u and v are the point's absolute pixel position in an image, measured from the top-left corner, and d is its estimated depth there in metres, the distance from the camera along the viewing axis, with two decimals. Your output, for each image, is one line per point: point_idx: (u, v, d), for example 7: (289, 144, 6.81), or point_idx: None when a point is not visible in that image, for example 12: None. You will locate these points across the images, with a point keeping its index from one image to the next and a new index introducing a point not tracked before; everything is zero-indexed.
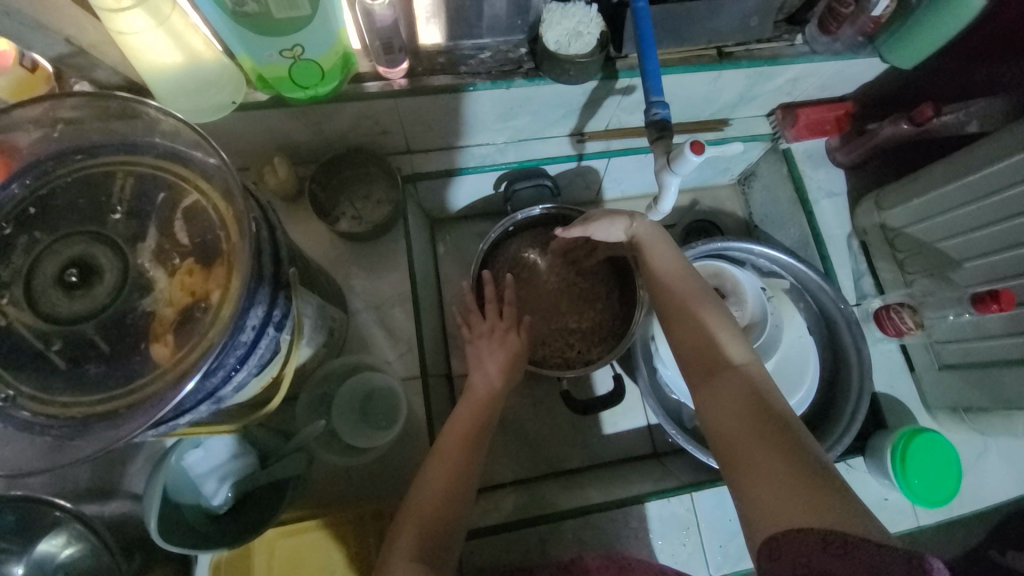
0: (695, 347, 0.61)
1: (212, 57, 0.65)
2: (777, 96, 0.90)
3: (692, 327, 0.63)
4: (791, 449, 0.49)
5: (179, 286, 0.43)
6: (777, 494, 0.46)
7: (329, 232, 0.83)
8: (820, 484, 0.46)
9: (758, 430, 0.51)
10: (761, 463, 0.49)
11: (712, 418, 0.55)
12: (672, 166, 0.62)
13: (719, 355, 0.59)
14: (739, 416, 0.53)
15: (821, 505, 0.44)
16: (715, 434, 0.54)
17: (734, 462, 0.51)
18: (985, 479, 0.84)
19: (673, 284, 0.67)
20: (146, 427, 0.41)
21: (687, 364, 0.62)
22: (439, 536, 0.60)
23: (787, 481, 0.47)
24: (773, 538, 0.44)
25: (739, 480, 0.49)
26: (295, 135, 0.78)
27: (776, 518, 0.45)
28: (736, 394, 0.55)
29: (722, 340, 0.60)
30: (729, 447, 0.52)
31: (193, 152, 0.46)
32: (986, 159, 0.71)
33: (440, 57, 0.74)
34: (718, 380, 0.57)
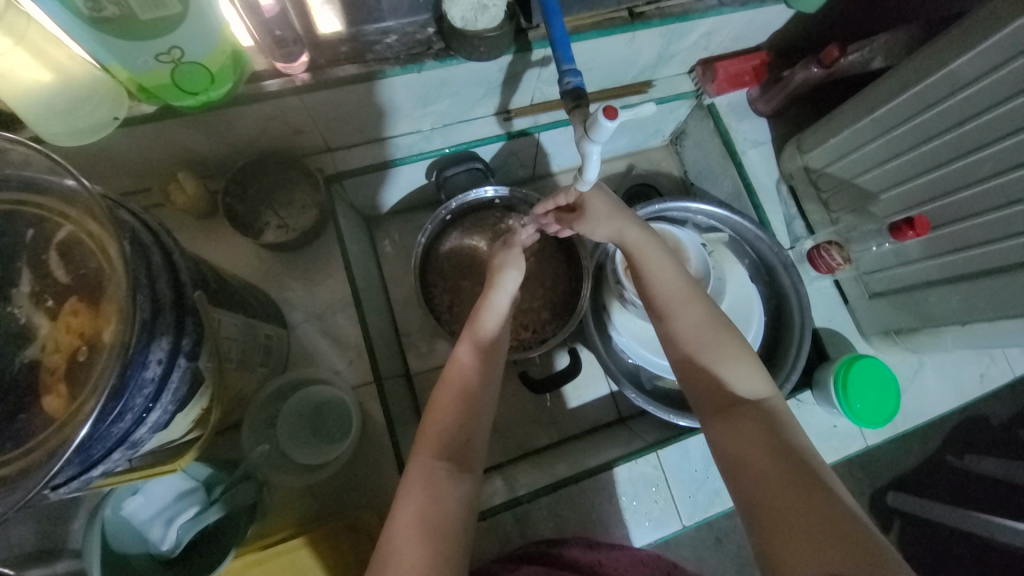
0: (709, 380, 0.61)
1: (82, 70, 0.58)
2: (694, 52, 0.91)
3: (702, 356, 0.62)
4: (821, 495, 0.48)
5: (66, 328, 0.39)
6: (809, 538, 0.46)
7: (255, 246, 0.79)
8: (854, 531, 0.45)
9: (785, 471, 0.51)
10: (788, 502, 0.49)
11: (732, 453, 0.55)
12: (590, 134, 0.58)
13: (735, 390, 0.59)
14: (765, 459, 0.53)
15: (855, 549, 0.44)
16: (735, 469, 0.54)
17: (756, 497, 0.51)
18: (922, 393, 0.90)
19: (684, 311, 0.65)
20: (48, 485, 0.37)
21: (704, 402, 0.61)
22: (444, 518, 0.53)
23: (815, 521, 0.46)
24: None
25: (761, 516, 0.49)
26: (199, 147, 0.72)
27: (813, 563, 0.44)
28: (758, 431, 0.55)
29: (740, 374, 0.60)
30: (752, 482, 0.52)
31: (46, 176, 0.40)
32: (891, 93, 0.74)
33: (343, 45, 0.69)
34: (738, 417, 0.57)
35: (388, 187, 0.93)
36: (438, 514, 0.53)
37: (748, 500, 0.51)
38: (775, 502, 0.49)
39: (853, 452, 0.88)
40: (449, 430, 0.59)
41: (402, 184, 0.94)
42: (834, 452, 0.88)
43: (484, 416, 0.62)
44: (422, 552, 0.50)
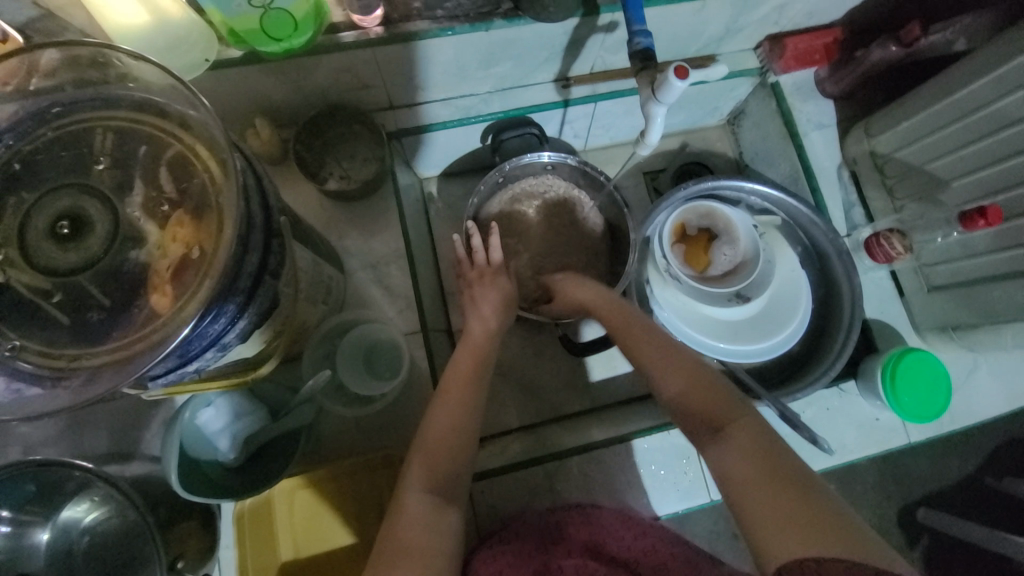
0: (686, 383, 0.61)
1: (178, 11, 0.62)
2: (764, 25, 0.88)
3: (678, 361, 0.63)
4: (801, 481, 0.50)
5: (172, 237, 0.43)
6: (801, 520, 0.46)
7: (318, 193, 0.83)
8: (838, 514, 0.47)
9: (766, 460, 0.52)
10: (782, 502, 0.48)
11: (729, 472, 0.53)
12: (657, 95, 0.60)
13: (711, 394, 0.59)
14: (746, 450, 0.53)
15: (843, 530, 0.45)
16: (734, 488, 0.51)
17: (759, 513, 0.48)
18: (972, 395, 0.87)
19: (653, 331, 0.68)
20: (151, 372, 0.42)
21: (681, 409, 0.60)
22: (451, 470, 0.63)
23: (819, 522, 0.46)
24: (812, 559, 0.43)
25: (765, 529, 0.47)
26: (274, 94, 0.76)
27: (812, 543, 0.44)
28: (752, 444, 0.54)
29: (716, 378, 0.61)
30: (752, 497, 0.49)
31: (170, 101, 0.45)
32: (976, 73, 0.71)
33: (415, 1, 0.71)
34: (731, 435, 0.55)
35: (422, 157, 0.96)
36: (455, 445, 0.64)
37: (750, 519, 0.49)
38: (778, 513, 0.47)
39: (894, 447, 0.86)
40: (468, 385, 0.68)
41: (439, 151, 0.96)
42: (872, 444, 0.86)
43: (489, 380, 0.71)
44: (426, 508, 0.59)
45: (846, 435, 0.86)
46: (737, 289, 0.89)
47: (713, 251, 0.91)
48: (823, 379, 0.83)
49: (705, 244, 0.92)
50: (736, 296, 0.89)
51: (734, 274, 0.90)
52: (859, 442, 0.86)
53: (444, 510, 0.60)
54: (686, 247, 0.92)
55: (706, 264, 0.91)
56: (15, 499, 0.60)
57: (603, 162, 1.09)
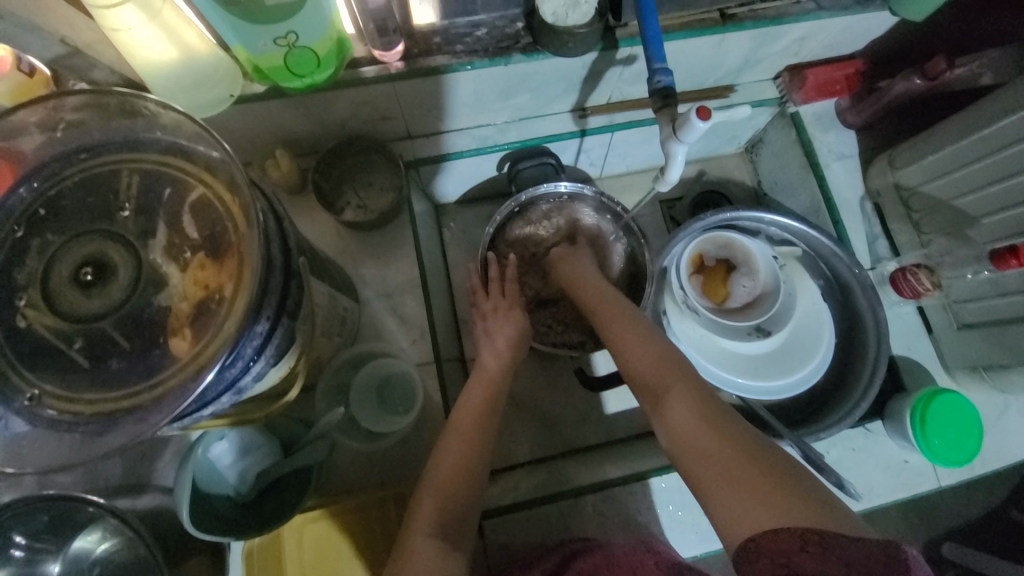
0: (641, 364, 0.63)
1: (207, 50, 0.63)
2: (784, 57, 0.87)
3: (634, 344, 0.66)
4: (744, 447, 0.51)
5: (193, 282, 0.43)
6: (740, 492, 0.47)
7: (335, 222, 0.83)
8: (778, 481, 0.47)
9: (710, 433, 0.53)
10: (725, 477, 0.49)
11: (679, 442, 0.54)
12: (678, 135, 0.60)
13: (663, 369, 0.61)
14: (692, 424, 0.54)
15: (780, 497, 0.46)
16: (683, 463, 0.53)
17: (705, 483, 0.50)
18: (1006, 437, 0.83)
19: (610, 315, 0.72)
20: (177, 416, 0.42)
21: (639, 388, 0.63)
22: (461, 510, 0.61)
23: (756, 485, 0.47)
24: (749, 537, 0.44)
25: (712, 498, 0.49)
26: (295, 126, 0.77)
27: (749, 518, 0.45)
28: (694, 414, 0.55)
29: (672, 352, 0.63)
30: (697, 472, 0.51)
31: (194, 144, 0.45)
32: (1005, 109, 0.69)
33: (435, 36, 0.72)
34: (674, 407, 0.57)
35: (439, 180, 0.96)
36: (465, 480, 0.63)
37: (700, 489, 0.51)
38: (720, 482, 0.49)
39: (923, 491, 0.83)
40: (484, 417, 0.68)
41: (457, 178, 0.97)
42: (901, 489, 0.83)
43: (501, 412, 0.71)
44: (436, 551, 0.57)
45: (873, 479, 0.83)
46: (757, 322, 0.86)
47: (731, 283, 0.89)
48: (848, 420, 0.80)
49: (723, 275, 0.90)
50: (757, 329, 0.87)
51: (753, 307, 0.88)
52: (887, 485, 0.83)
53: (455, 552, 0.58)
54: (704, 279, 0.90)
55: (725, 296, 0.90)
56: (28, 530, 0.60)
57: (618, 191, 1.09)
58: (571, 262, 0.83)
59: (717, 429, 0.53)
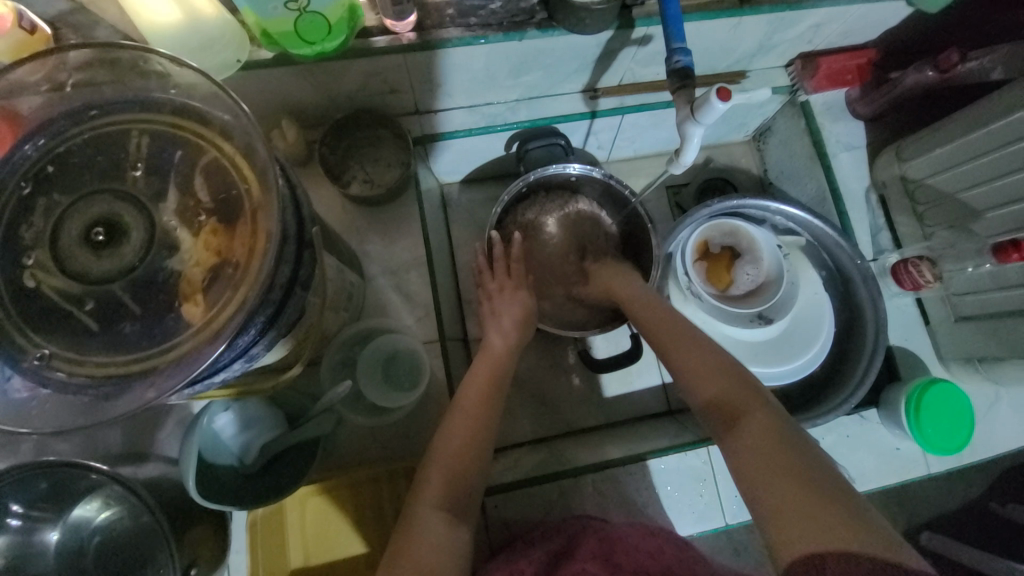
0: (705, 380, 0.64)
1: (213, 12, 0.61)
2: (798, 44, 0.86)
3: (698, 360, 0.66)
4: (813, 470, 0.51)
5: (205, 247, 0.42)
6: (807, 510, 0.47)
7: (340, 197, 0.82)
8: (848, 507, 0.47)
9: (779, 452, 0.53)
10: (792, 494, 0.49)
11: (741, 465, 0.55)
12: (696, 115, 0.60)
13: (730, 391, 0.62)
14: (761, 444, 0.55)
15: (850, 521, 0.46)
16: (744, 477, 0.54)
17: (767, 502, 0.50)
18: (995, 428, 0.85)
19: (668, 327, 0.72)
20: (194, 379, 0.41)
21: (704, 405, 0.63)
22: (465, 486, 0.62)
23: (823, 511, 0.47)
24: (816, 555, 0.44)
25: (770, 519, 0.49)
26: (302, 96, 0.75)
27: (817, 538, 0.45)
28: (762, 434, 0.56)
29: (740, 373, 0.64)
30: (760, 487, 0.51)
31: (209, 107, 0.44)
32: (1018, 103, 0.69)
33: (448, 9, 0.70)
34: (743, 425, 0.58)
35: (438, 159, 0.94)
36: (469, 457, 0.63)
37: (760, 510, 0.51)
38: (784, 501, 0.49)
39: (913, 478, 0.85)
40: (490, 394, 0.69)
41: (455, 156, 0.95)
42: (891, 475, 0.85)
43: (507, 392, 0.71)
44: (441, 524, 0.58)
45: (865, 465, 0.85)
46: (759, 310, 0.87)
47: (735, 270, 0.90)
48: (844, 407, 0.82)
49: (727, 263, 0.91)
50: (758, 317, 0.87)
51: (756, 295, 0.89)
52: (878, 471, 0.85)
53: (460, 526, 0.59)
54: (708, 266, 0.91)
55: (728, 283, 0.90)
56: (27, 497, 0.59)
57: (628, 174, 1.09)
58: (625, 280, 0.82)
59: (787, 451, 0.53)
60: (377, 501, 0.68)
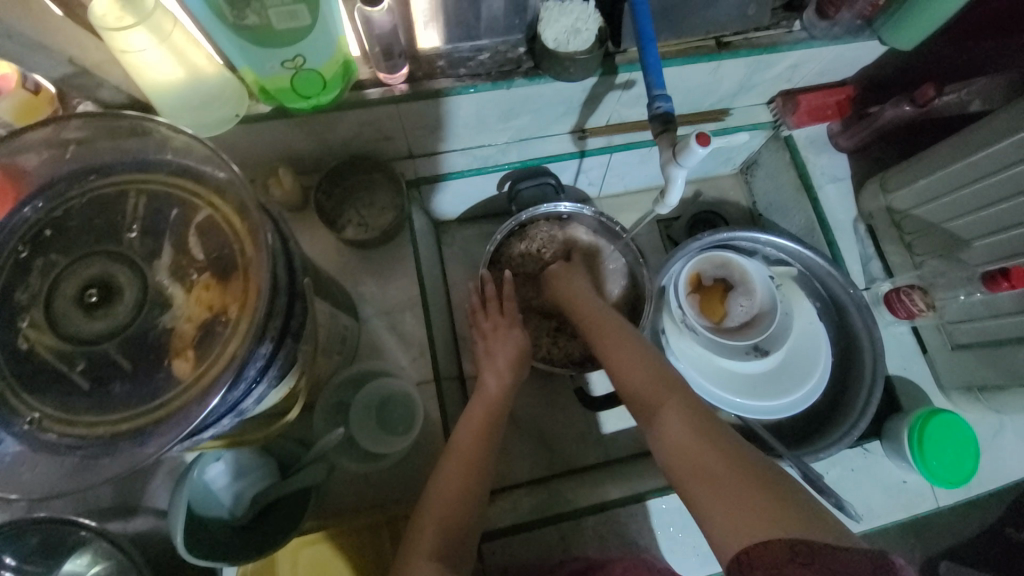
0: (636, 380, 0.65)
1: (214, 71, 0.64)
2: (777, 83, 0.90)
3: (629, 359, 0.68)
4: (734, 455, 0.52)
5: (198, 302, 0.43)
6: (731, 503, 0.48)
7: (336, 240, 0.83)
8: (768, 492, 0.48)
9: (703, 442, 0.54)
10: (717, 487, 0.50)
11: (675, 459, 0.55)
12: (678, 159, 0.61)
13: (658, 386, 0.63)
14: (685, 436, 0.56)
15: (770, 508, 0.47)
16: (676, 471, 0.55)
17: (704, 496, 0.51)
18: (1003, 458, 0.84)
19: (599, 328, 0.75)
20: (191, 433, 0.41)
21: (635, 404, 0.64)
22: (461, 534, 0.60)
23: (752, 501, 0.48)
24: (741, 551, 0.45)
25: (707, 514, 0.50)
26: (299, 145, 0.78)
27: (741, 531, 0.46)
28: (688, 425, 0.57)
29: (668, 369, 0.65)
30: (689, 480, 0.53)
31: (204, 166, 0.46)
32: (993, 136, 0.71)
33: (439, 60, 0.73)
34: (668, 418, 0.59)
35: (437, 199, 0.97)
36: (464, 503, 0.62)
37: (699, 508, 0.51)
38: (717, 494, 0.50)
39: (922, 512, 0.83)
40: (485, 436, 0.68)
41: (453, 196, 0.98)
42: (900, 509, 0.83)
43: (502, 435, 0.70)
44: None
45: (872, 499, 0.83)
46: (755, 342, 0.87)
47: (729, 302, 0.90)
48: (846, 440, 0.81)
49: (721, 295, 0.91)
50: (754, 348, 0.87)
51: (751, 327, 0.89)
52: (886, 506, 0.83)
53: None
54: (702, 298, 0.91)
55: (722, 315, 0.90)
56: (15, 555, 0.58)
57: (616, 211, 1.11)
58: (566, 279, 0.83)
59: (713, 443, 0.54)
60: (372, 550, 0.67)
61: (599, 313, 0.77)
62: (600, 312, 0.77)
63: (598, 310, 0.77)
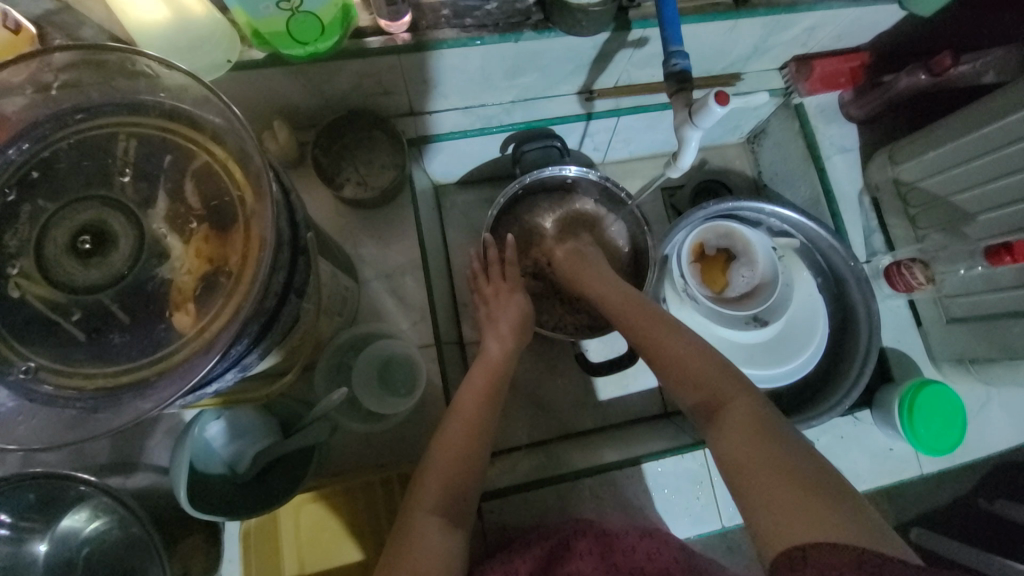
0: (692, 377, 0.63)
1: (202, 11, 0.59)
2: (792, 47, 0.87)
3: (681, 353, 0.66)
4: (799, 456, 0.51)
5: (196, 254, 0.41)
6: (793, 501, 0.47)
7: (334, 199, 0.81)
8: (835, 495, 0.47)
9: (768, 443, 0.53)
10: (777, 483, 0.49)
11: (729, 457, 0.54)
12: (694, 120, 0.60)
13: (719, 386, 0.61)
14: (748, 438, 0.54)
15: (835, 511, 0.45)
16: (729, 467, 0.54)
17: (753, 493, 0.50)
18: (986, 428, 0.86)
19: (642, 314, 0.73)
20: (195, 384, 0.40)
21: (692, 402, 0.63)
22: (463, 493, 0.61)
23: (807, 503, 0.46)
24: (795, 546, 0.44)
25: (756, 510, 0.49)
26: (295, 97, 0.74)
27: (798, 529, 0.45)
28: (752, 426, 0.55)
29: (730, 368, 0.63)
30: (742, 474, 0.52)
31: (199, 111, 0.43)
32: (1008, 108, 0.70)
33: (444, 9, 0.69)
34: (730, 418, 0.57)
35: (434, 159, 0.93)
36: (466, 463, 0.63)
37: (748, 504, 0.50)
38: (771, 492, 0.48)
39: (906, 478, 0.86)
40: (488, 399, 0.68)
41: (451, 157, 0.94)
42: (885, 475, 0.86)
43: (503, 398, 0.70)
44: (438, 532, 0.57)
45: (859, 465, 0.85)
46: (755, 312, 0.87)
47: (731, 272, 0.90)
48: (836, 410, 0.82)
49: (724, 265, 0.91)
50: (754, 319, 0.88)
51: (752, 297, 0.89)
52: (872, 472, 0.86)
53: (457, 533, 0.59)
54: (705, 269, 0.91)
55: (724, 285, 0.90)
56: (15, 507, 0.58)
57: (622, 176, 1.08)
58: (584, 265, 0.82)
59: (779, 446, 0.52)
60: (376, 506, 0.67)
61: (638, 302, 0.75)
62: (638, 300, 0.75)
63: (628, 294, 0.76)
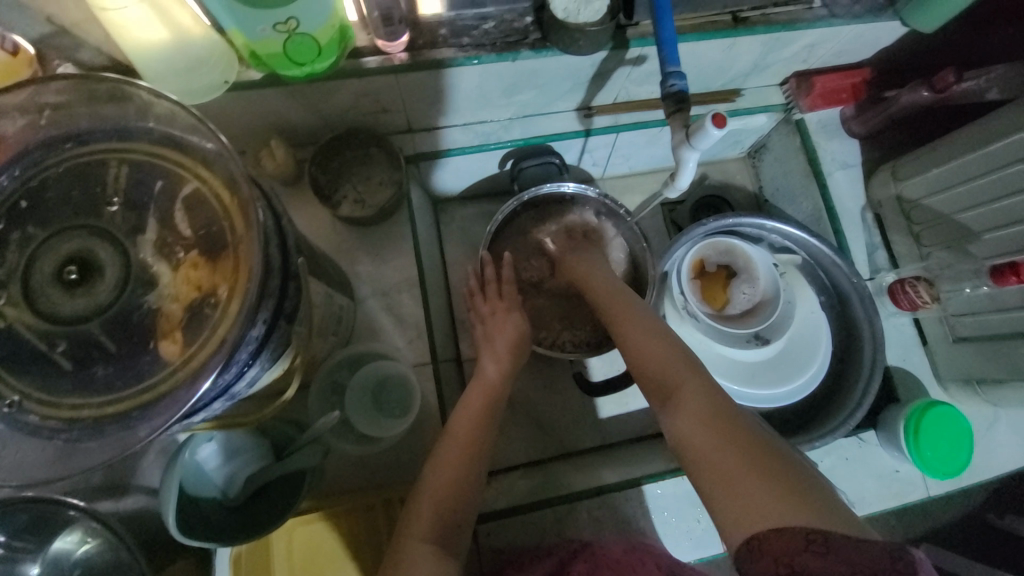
0: (645, 363, 0.62)
1: (201, 33, 0.60)
2: (792, 63, 0.86)
3: (636, 340, 0.65)
4: (749, 436, 0.50)
5: (185, 282, 0.41)
6: (745, 486, 0.46)
7: (331, 216, 0.81)
8: (786, 473, 0.46)
9: (719, 426, 0.51)
10: (730, 468, 0.48)
11: (683, 441, 0.53)
12: (691, 141, 0.60)
13: (669, 368, 0.59)
14: (699, 421, 0.53)
15: (787, 492, 0.45)
16: (684, 452, 0.53)
17: (708, 481, 0.49)
18: (994, 450, 0.84)
19: (614, 302, 0.72)
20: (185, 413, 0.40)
21: (645, 387, 0.61)
22: (456, 517, 0.60)
23: (762, 489, 0.46)
24: (751, 535, 0.44)
25: (713, 497, 0.48)
26: (292, 115, 0.74)
27: (752, 515, 0.44)
28: (701, 408, 0.54)
29: (682, 350, 0.61)
30: (696, 459, 0.51)
31: (190, 137, 0.43)
32: (1012, 126, 0.69)
33: (441, 28, 0.69)
34: (680, 401, 0.56)
35: (433, 176, 0.93)
36: (460, 487, 0.61)
37: (706, 492, 0.49)
38: (726, 480, 0.48)
39: (912, 501, 0.84)
40: (484, 420, 0.67)
41: (451, 174, 0.94)
42: (891, 497, 0.84)
43: (499, 419, 0.69)
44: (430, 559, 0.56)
45: (864, 488, 0.84)
46: (756, 330, 0.86)
47: (731, 289, 0.89)
48: (841, 430, 0.81)
49: (724, 281, 0.90)
50: (755, 336, 0.86)
51: (753, 314, 0.88)
52: (878, 495, 0.84)
53: (449, 559, 0.58)
54: (704, 285, 0.90)
55: (724, 302, 0.89)
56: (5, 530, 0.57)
57: (622, 191, 1.08)
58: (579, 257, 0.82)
59: (729, 427, 0.51)
60: (368, 529, 0.66)
61: (608, 296, 0.74)
62: (607, 292, 0.75)
63: (605, 285, 0.76)
